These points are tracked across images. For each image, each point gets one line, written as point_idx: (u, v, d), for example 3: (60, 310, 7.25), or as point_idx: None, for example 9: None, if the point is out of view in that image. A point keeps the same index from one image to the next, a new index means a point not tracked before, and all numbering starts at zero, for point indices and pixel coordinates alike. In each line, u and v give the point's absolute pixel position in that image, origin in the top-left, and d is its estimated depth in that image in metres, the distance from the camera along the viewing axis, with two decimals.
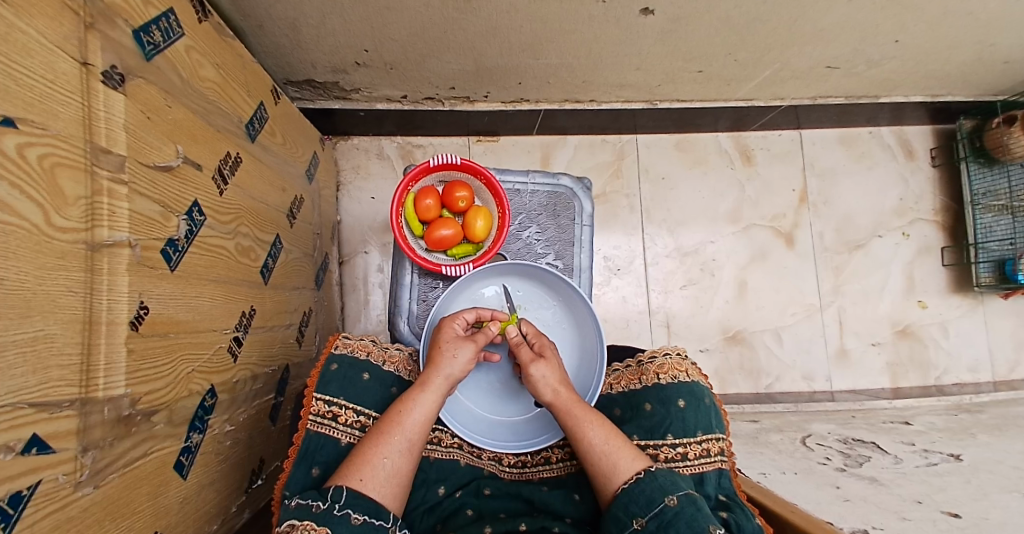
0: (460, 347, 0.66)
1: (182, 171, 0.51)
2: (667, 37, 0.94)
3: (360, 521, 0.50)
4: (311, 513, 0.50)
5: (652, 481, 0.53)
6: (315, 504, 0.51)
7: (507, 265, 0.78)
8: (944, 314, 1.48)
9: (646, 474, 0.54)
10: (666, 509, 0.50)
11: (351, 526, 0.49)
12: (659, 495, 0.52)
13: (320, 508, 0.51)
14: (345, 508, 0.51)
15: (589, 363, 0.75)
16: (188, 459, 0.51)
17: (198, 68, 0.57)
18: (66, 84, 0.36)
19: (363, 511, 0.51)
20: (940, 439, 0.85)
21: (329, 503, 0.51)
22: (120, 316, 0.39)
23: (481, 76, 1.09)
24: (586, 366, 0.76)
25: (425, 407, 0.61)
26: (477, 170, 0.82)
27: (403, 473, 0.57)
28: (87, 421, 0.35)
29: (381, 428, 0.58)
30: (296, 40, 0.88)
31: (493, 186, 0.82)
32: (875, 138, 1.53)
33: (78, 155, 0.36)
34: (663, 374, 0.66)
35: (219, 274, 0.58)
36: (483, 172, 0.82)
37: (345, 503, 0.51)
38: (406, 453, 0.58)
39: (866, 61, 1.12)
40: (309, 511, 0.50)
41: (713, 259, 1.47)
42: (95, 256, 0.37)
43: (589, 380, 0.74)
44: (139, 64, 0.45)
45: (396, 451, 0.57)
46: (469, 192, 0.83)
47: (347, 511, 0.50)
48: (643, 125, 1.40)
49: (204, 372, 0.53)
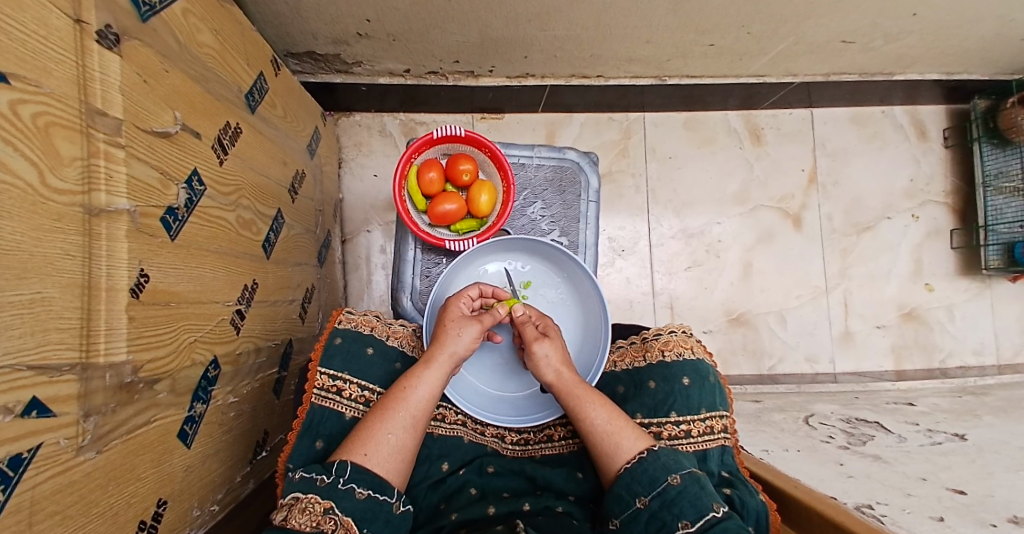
0: (464, 326, 0.65)
1: (180, 139, 0.50)
2: (680, 7, 0.90)
3: (365, 496, 0.51)
4: (317, 486, 0.51)
5: (655, 460, 0.53)
6: (320, 477, 0.51)
7: (512, 241, 0.77)
8: (951, 298, 1.47)
9: (649, 455, 0.54)
10: (668, 488, 0.51)
11: (355, 500, 0.50)
12: (662, 474, 0.52)
13: (325, 481, 0.51)
14: (351, 483, 0.51)
15: (593, 339, 0.75)
16: (192, 429, 0.51)
17: (195, 33, 0.55)
18: (60, 41, 0.34)
19: (368, 486, 0.52)
20: (944, 419, 0.85)
21: (334, 477, 0.51)
22: (121, 282, 0.39)
23: (486, 48, 1.05)
24: (590, 343, 0.75)
25: (428, 383, 0.61)
26: (482, 142, 0.80)
27: (408, 448, 0.57)
28: (88, 387, 0.35)
29: (383, 405, 0.59)
30: (295, 9, 0.85)
31: (498, 159, 0.80)
32: (889, 117, 1.49)
33: (72, 116, 0.35)
34: (668, 351, 0.65)
35: (220, 246, 0.57)
36: (487, 145, 0.80)
37: (351, 478, 0.51)
38: (410, 428, 0.58)
39: (885, 34, 1.07)
40: (314, 484, 0.51)
41: (719, 241, 1.45)
42: (93, 221, 0.36)
43: (592, 357, 0.74)
44: (134, 25, 0.43)
45: (400, 427, 0.57)
46: (474, 165, 0.82)
47: (352, 485, 0.51)
48: (651, 103, 1.37)
49: (207, 343, 0.53)
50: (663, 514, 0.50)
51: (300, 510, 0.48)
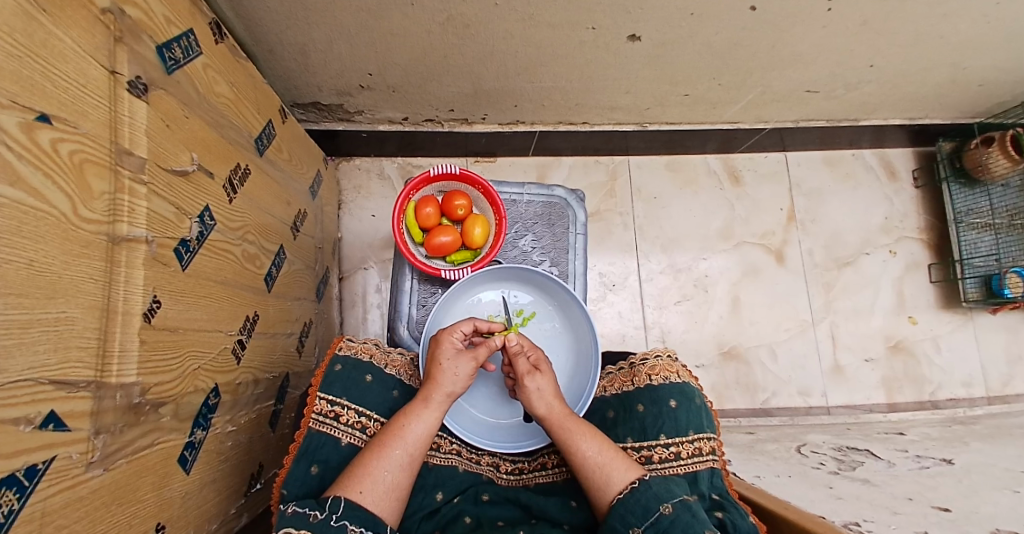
0: (460, 361, 0.66)
1: (195, 178, 0.54)
2: (655, 60, 1.00)
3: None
4: (309, 522, 0.50)
5: (647, 490, 0.54)
6: (313, 513, 0.51)
7: (505, 270, 0.80)
8: (935, 330, 1.51)
9: (640, 484, 0.55)
10: (661, 518, 0.51)
11: None
12: (654, 503, 0.52)
13: (318, 518, 0.50)
14: (343, 519, 0.51)
15: (584, 365, 0.77)
16: (192, 455, 0.51)
17: (213, 84, 0.61)
18: (95, 88, 0.39)
19: (359, 523, 0.51)
20: (934, 446, 0.86)
21: (327, 514, 0.51)
22: (135, 307, 0.41)
23: (480, 98, 1.14)
24: (582, 367, 0.77)
25: (427, 421, 0.62)
26: (475, 179, 0.86)
27: (402, 487, 0.58)
28: (100, 405, 0.37)
29: (381, 440, 0.59)
30: (304, 64, 0.93)
31: (490, 195, 0.86)
32: (858, 159, 1.59)
33: (103, 154, 0.39)
34: (655, 375, 0.67)
35: (226, 277, 0.60)
36: (481, 182, 0.86)
37: (344, 514, 0.51)
38: (405, 467, 0.58)
39: (845, 84, 1.18)
40: (307, 520, 0.50)
41: (706, 276, 1.50)
42: (114, 248, 0.40)
43: (583, 382, 0.76)
44: (160, 77, 0.49)
45: (396, 465, 0.58)
46: (468, 200, 0.87)
47: (345, 523, 0.50)
48: (635, 146, 1.47)
49: (209, 370, 0.54)
50: None
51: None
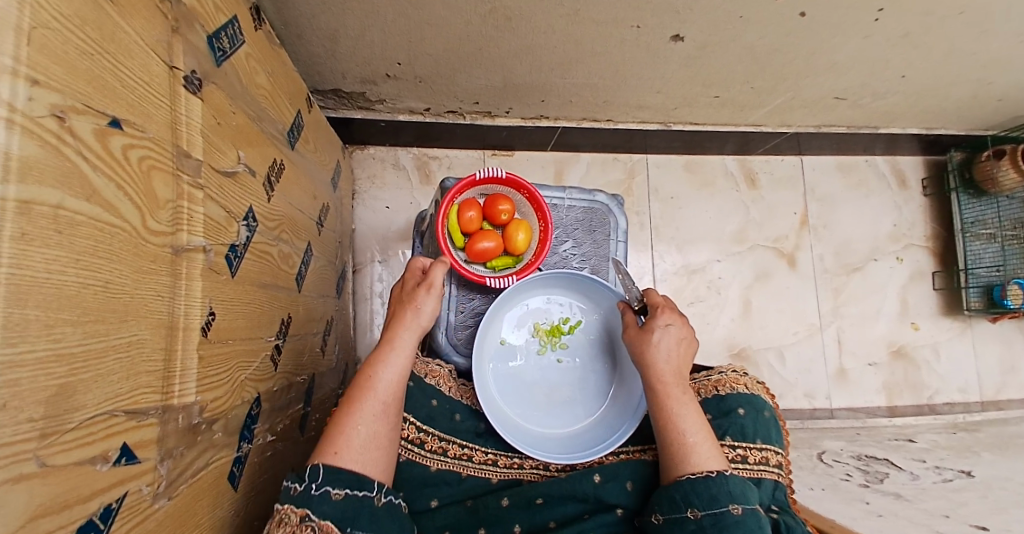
0: (422, 299, 0.68)
1: (241, 177, 0.51)
2: (692, 62, 0.97)
3: (342, 496, 0.52)
4: (292, 495, 0.52)
5: (723, 484, 0.55)
6: (295, 485, 0.53)
7: (551, 276, 0.80)
8: (936, 337, 1.55)
9: (718, 476, 0.56)
10: (728, 515, 0.53)
11: (333, 502, 0.52)
12: (726, 499, 0.54)
13: (300, 489, 0.52)
14: (324, 486, 0.52)
15: (629, 376, 0.78)
16: (239, 470, 0.49)
17: (253, 75, 0.57)
18: (158, 85, 0.36)
19: (343, 486, 0.53)
20: (949, 456, 0.88)
21: (308, 483, 0.52)
22: (194, 322, 0.39)
23: (507, 92, 1.10)
24: (627, 378, 0.79)
25: (395, 366, 0.63)
26: (521, 184, 0.82)
27: (380, 439, 0.59)
28: (165, 430, 0.35)
29: (351, 396, 0.59)
30: (331, 50, 0.88)
31: (536, 200, 0.82)
32: (871, 166, 1.60)
33: (165, 159, 0.36)
34: (720, 387, 0.68)
35: (265, 280, 0.57)
36: (526, 187, 0.82)
37: (323, 482, 0.52)
38: (379, 418, 0.59)
39: (873, 93, 1.17)
40: (291, 493, 0.52)
41: (719, 278, 1.50)
42: (177, 260, 0.37)
43: (631, 393, 0.77)
44: (211, 69, 0.45)
45: (371, 418, 0.58)
46: (511, 205, 0.84)
47: (326, 489, 0.52)
48: (654, 146, 1.45)
49: (253, 380, 0.52)
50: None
51: (278, 523, 0.51)
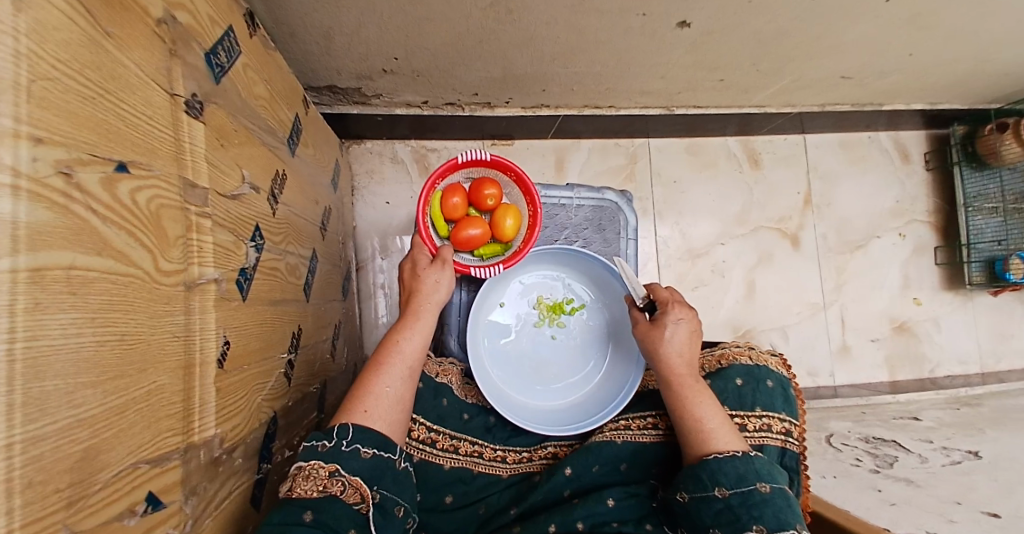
0: (440, 274, 0.72)
1: (248, 198, 0.50)
2: (698, 47, 0.94)
3: (370, 455, 0.56)
4: (319, 452, 0.54)
5: (750, 464, 0.57)
6: (321, 443, 0.55)
7: (548, 254, 0.82)
8: (937, 311, 1.56)
9: (744, 456, 0.57)
10: (757, 493, 0.55)
11: (361, 460, 0.55)
12: (753, 477, 0.56)
13: (327, 446, 0.55)
14: (354, 444, 0.55)
15: (627, 355, 0.80)
16: (259, 492, 0.52)
17: (252, 85, 0.55)
18: (159, 117, 0.35)
19: (371, 445, 0.57)
20: (953, 433, 0.90)
21: (337, 440, 0.55)
22: (210, 355, 0.39)
23: (507, 82, 1.06)
24: (624, 359, 0.80)
25: (417, 336, 0.67)
26: (507, 166, 0.80)
27: (404, 399, 0.63)
28: (188, 468, 0.36)
29: (377, 361, 0.63)
30: (326, 48, 0.84)
31: (524, 183, 0.81)
32: (873, 143, 1.58)
33: (174, 193, 0.35)
34: (723, 360, 0.70)
35: (274, 298, 0.57)
36: (513, 169, 0.80)
37: (353, 439, 0.56)
38: (406, 380, 0.64)
39: (875, 73, 1.15)
40: (316, 450, 0.54)
41: (723, 260, 1.50)
42: (190, 296, 0.37)
43: (626, 371, 0.79)
44: (211, 88, 0.43)
45: (397, 379, 0.63)
46: (497, 189, 0.80)
47: (356, 446, 0.55)
48: (656, 130, 1.43)
49: (268, 400, 0.53)
50: (740, 510, 0.55)
51: (304, 477, 0.52)
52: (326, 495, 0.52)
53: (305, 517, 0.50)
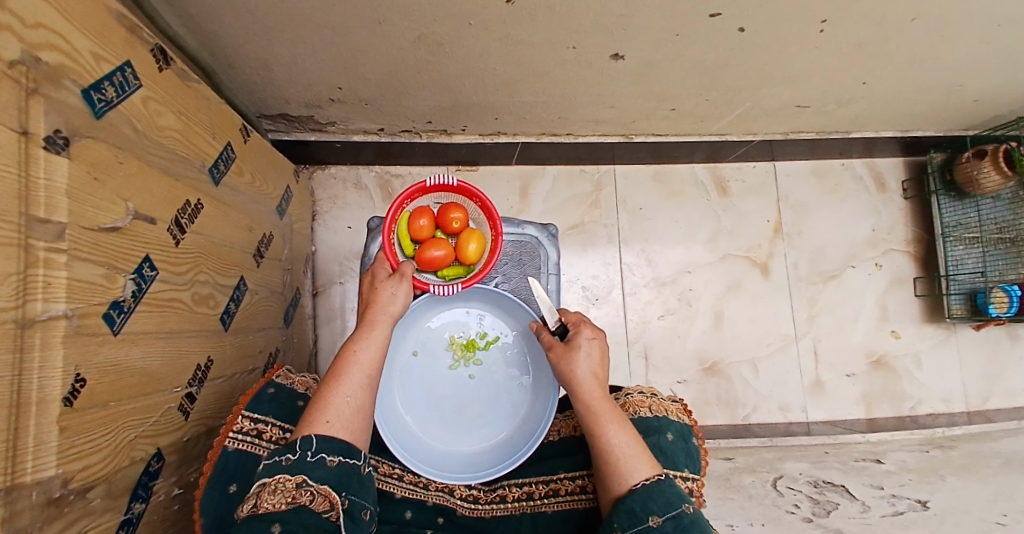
0: (397, 285, 0.70)
1: (132, 229, 0.50)
2: (641, 78, 0.96)
3: (336, 462, 0.55)
4: (283, 466, 0.52)
5: (671, 485, 0.55)
6: (285, 456, 0.53)
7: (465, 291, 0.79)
8: (916, 345, 1.52)
9: (665, 479, 0.55)
10: (685, 514, 0.52)
11: (327, 468, 0.54)
12: (678, 499, 0.53)
13: (292, 460, 0.53)
14: (319, 453, 0.54)
15: (543, 398, 0.77)
16: (129, 531, 0.49)
17: (156, 117, 0.56)
18: (4, 155, 0.35)
19: (336, 453, 0.56)
20: (910, 482, 0.86)
21: (301, 453, 0.53)
22: (54, 392, 0.38)
23: (457, 112, 1.09)
24: (541, 401, 0.77)
25: (374, 345, 0.65)
26: (472, 192, 0.78)
27: (366, 408, 0.62)
28: (12, 509, 0.34)
29: (336, 372, 0.62)
30: (267, 78, 0.87)
31: (487, 209, 0.78)
32: (847, 169, 1.57)
33: (11, 231, 0.35)
34: (626, 411, 0.68)
35: (171, 328, 0.56)
36: (479, 195, 0.78)
37: (317, 449, 0.54)
38: (366, 387, 0.62)
39: (835, 100, 1.15)
40: (280, 465, 0.52)
41: (691, 289, 1.48)
42: (26, 333, 0.36)
43: (540, 415, 0.76)
44: (87, 123, 0.44)
45: (356, 387, 0.61)
46: (464, 213, 0.79)
47: (321, 456, 0.54)
48: (621, 157, 1.43)
49: (148, 436, 0.51)
50: None
51: (270, 491, 0.50)
52: (295, 506, 0.50)
53: (274, 527, 0.47)
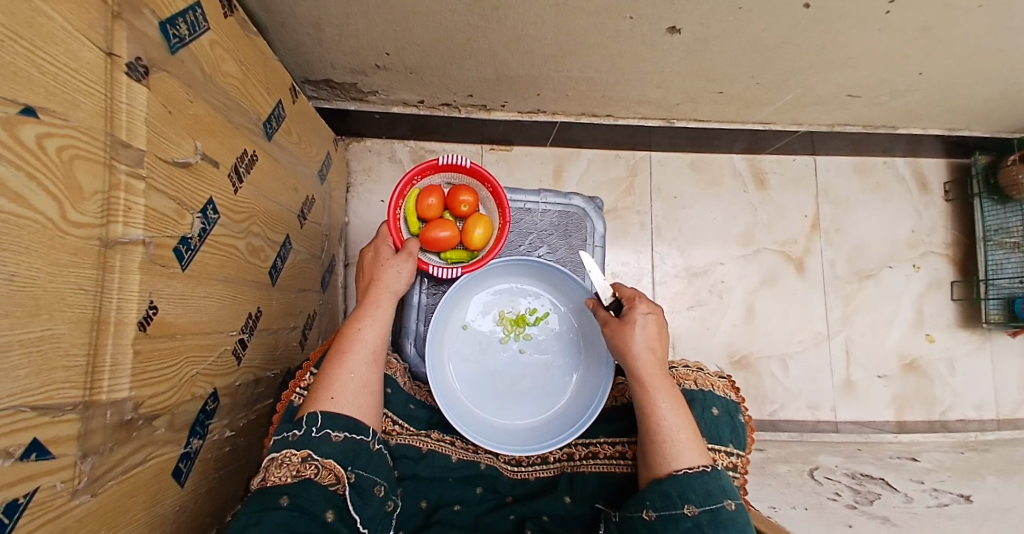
0: (401, 263, 0.71)
1: (199, 168, 0.50)
2: (692, 55, 0.93)
3: (341, 438, 0.56)
4: (290, 441, 0.54)
5: (716, 479, 0.53)
6: (291, 432, 0.55)
7: (517, 264, 0.80)
8: (953, 350, 1.47)
9: (712, 471, 0.54)
10: (724, 510, 0.51)
11: (332, 444, 0.55)
12: (720, 494, 0.52)
13: (297, 435, 0.55)
14: (323, 430, 0.56)
15: (594, 374, 0.77)
16: (187, 466, 0.50)
17: (220, 63, 0.56)
18: (90, 73, 0.34)
19: (342, 429, 0.57)
20: (953, 479, 0.83)
21: (305, 429, 0.55)
22: (130, 316, 0.38)
23: (501, 85, 1.07)
24: (591, 377, 0.77)
25: (377, 323, 0.65)
26: (485, 176, 0.78)
27: (372, 383, 0.62)
28: (88, 426, 0.34)
29: (339, 349, 0.62)
30: (317, 39, 0.87)
31: (499, 196, 0.78)
32: (890, 168, 1.52)
33: (97, 148, 0.35)
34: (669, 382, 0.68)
35: (228, 274, 0.56)
36: (490, 180, 0.78)
37: (322, 426, 0.56)
38: (370, 363, 0.63)
39: (889, 90, 1.11)
40: (287, 440, 0.55)
41: (722, 281, 1.45)
42: (107, 254, 0.36)
43: (593, 392, 0.76)
44: (164, 57, 0.44)
45: (361, 363, 0.62)
46: (474, 197, 0.79)
47: (325, 432, 0.56)
48: (658, 143, 1.40)
49: (207, 375, 0.52)
50: (709, 530, 0.50)
51: (277, 466, 0.53)
52: (301, 480, 0.52)
53: (281, 500, 0.49)
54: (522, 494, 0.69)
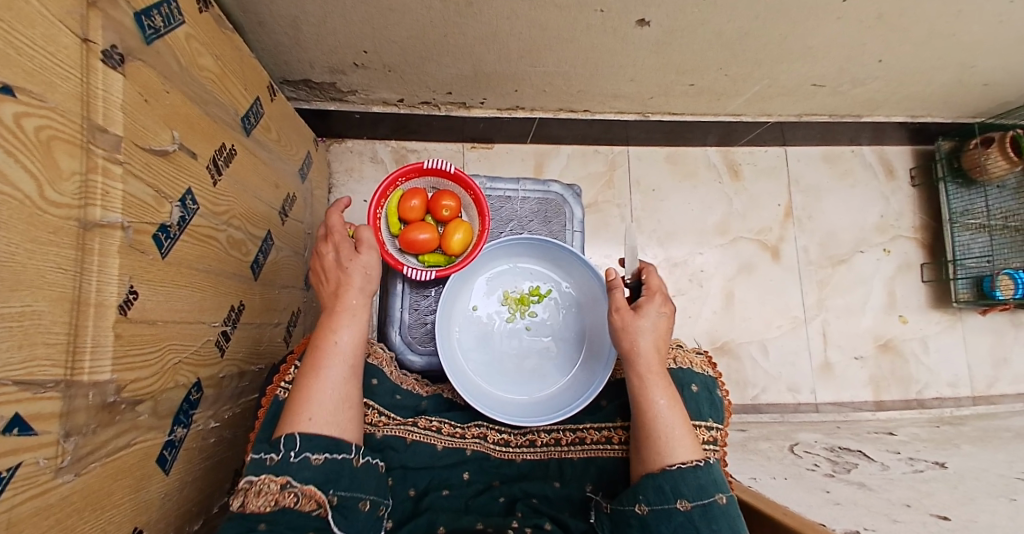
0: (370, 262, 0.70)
1: (176, 157, 0.50)
2: (663, 47, 0.96)
3: (321, 460, 0.54)
4: (267, 465, 0.52)
5: (709, 473, 0.55)
6: (268, 456, 0.53)
7: (519, 246, 0.82)
8: (924, 330, 1.53)
9: (705, 466, 0.56)
10: (715, 505, 0.53)
11: (312, 467, 0.54)
12: (712, 489, 0.54)
13: (275, 460, 0.53)
14: (303, 453, 0.54)
15: (598, 347, 0.80)
16: (172, 454, 0.50)
17: (197, 57, 0.57)
18: (66, 58, 0.35)
19: (323, 450, 0.55)
20: (925, 448, 0.87)
21: (284, 453, 0.53)
22: (109, 299, 0.38)
23: (479, 81, 1.09)
24: (595, 352, 0.80)
25: (350, 328, 0.65)
26: (468, 184, 0.79)
27: (352, 392, 0.61)
28: (70, 405, 0.34)
29: (315, 360, 0.61)
30: (295, 38, 0.87)
31: (480, 203, 0.78)
32: (857, 157, 1.58)
33: (73, 131, 0.35)
34: None
35: (209, 265, 0.56)
36: (473, 188, 0.79)
37: (302, 449, 0.54)
38: (349, 370, 0.62)
39: (851, 79, 1.16)
40: (264, 464, 0.53)
41: (702, 270, 1.49)
42: (86, 235, 0.36)
43: (596, 366, 0.78)
44: (139, 46, 0.44)
45: (340, 371, 0.61)
46: (456, 203, 0.80)
47: (305, 455, 0.54)
48: (635, 137, 1.44)
49: (190, 365, 0.52)
50: (700, 523, 0.53)
51: (255, 493, 0.51)
52: (279, 508, 0.51)
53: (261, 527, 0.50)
54: (509, 476, 0.70)
